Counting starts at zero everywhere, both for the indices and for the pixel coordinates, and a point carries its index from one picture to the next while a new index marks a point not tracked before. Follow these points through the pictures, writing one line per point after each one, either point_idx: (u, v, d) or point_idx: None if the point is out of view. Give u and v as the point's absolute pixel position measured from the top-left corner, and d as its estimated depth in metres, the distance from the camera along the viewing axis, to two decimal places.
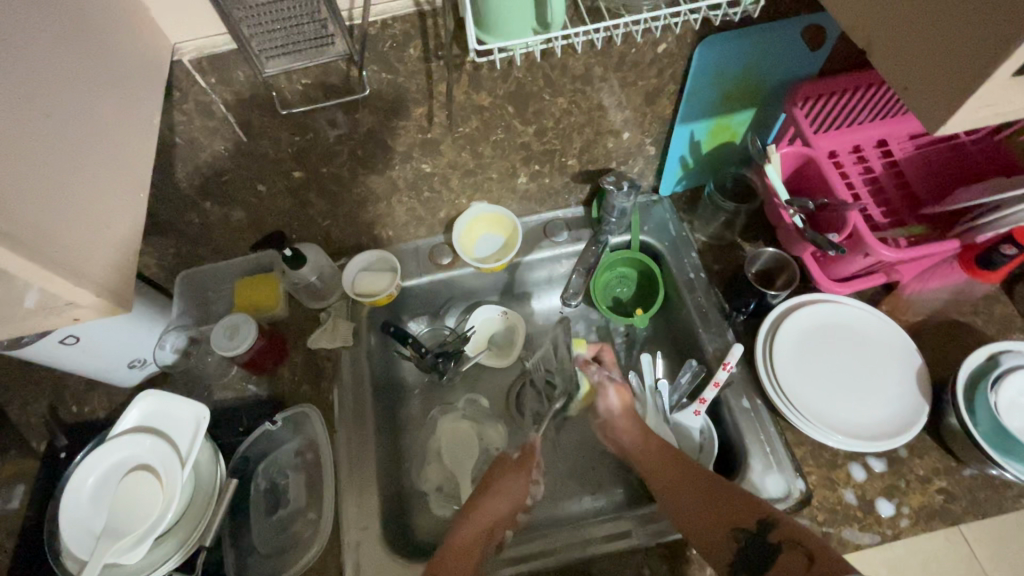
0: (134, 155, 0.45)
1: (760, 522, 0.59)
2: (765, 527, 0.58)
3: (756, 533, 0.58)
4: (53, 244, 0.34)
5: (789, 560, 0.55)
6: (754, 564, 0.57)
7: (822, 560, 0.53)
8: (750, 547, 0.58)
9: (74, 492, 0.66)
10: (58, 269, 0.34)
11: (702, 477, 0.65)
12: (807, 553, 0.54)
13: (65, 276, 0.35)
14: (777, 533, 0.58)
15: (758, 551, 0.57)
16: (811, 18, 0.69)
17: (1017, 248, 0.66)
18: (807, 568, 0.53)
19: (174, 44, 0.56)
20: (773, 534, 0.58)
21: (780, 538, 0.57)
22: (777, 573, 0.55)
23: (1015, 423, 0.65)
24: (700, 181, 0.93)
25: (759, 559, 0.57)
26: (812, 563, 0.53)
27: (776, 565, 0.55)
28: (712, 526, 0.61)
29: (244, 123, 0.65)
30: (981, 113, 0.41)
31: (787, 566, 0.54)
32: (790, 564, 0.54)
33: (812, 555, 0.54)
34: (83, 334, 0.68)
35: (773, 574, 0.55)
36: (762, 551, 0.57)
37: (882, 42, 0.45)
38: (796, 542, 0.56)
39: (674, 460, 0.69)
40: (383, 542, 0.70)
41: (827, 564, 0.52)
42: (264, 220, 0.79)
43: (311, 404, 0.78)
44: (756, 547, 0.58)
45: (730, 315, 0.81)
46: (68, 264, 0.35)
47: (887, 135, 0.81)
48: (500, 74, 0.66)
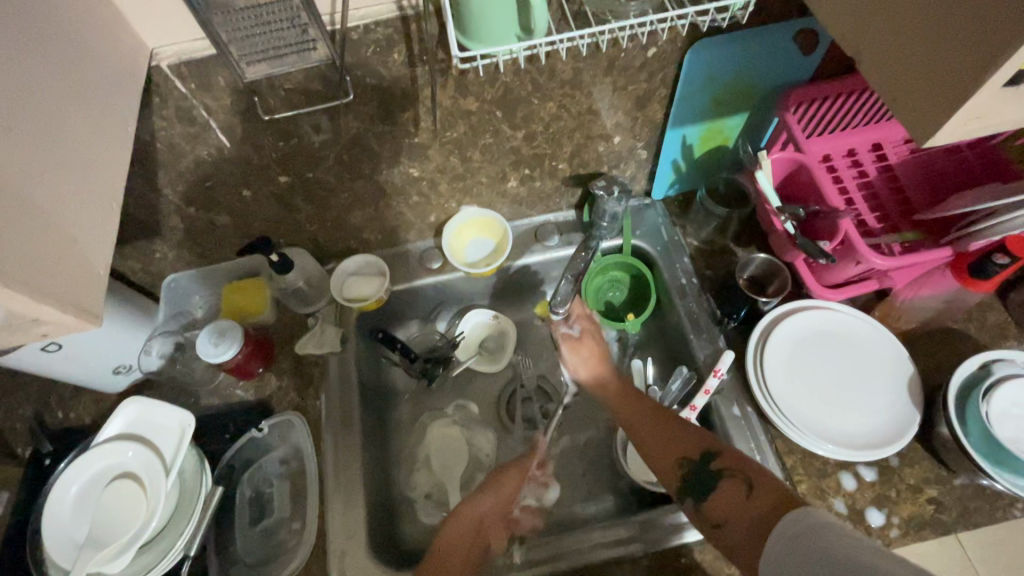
0: (103, 165, 0.44)
1: (705, 453, 0.63)
2: (708, 457, 0.62)
3: (699, 462, 0.62)
4: (10, 262, 0.33)
5: (731, 487, 0.59)
6: (698, 488, 0.61)
7: (760, 486, 0.57)
8: (696, 474, 0.62)
9: (58, 501, 0.65)
10: (19, 286, 0.33)
11: (662, 411, 0.69)
12: (748, 482, 0.58)
13: (28, 293, 0.33)
14: (718, 459, 0.61)
15: (703, 478, 0.61)
16: (804, 22, 0.68)
17: (1010, 258, 0.65)
18: (747, 496, 0.57)
19: (152, 50, 0.55)
20: (717, 463, 0.61)
21: (723, 466, 0.61)
22: (718, 498, 0.59)
23: (1006, 433, 0.65)
24: (693, 184, 0.92)
25: (704, 483, 0.61)
26: (751, 493, 0.57)
27: (719, 494, 0.59)
28: (664, 450, 0.65)
29: (226, 129, 0.64)
30: (970, 125, 0.40)
31: (727, 493, 0.59)
32: (729, 493, 0.59)
33: (751, 481, 0.58)
34: (66, 342, 0.67)
35: (715, 498, 0.59)
36: (705, 477, 0.61)
37: (870, 52, 0.44)
38: (737, 472, 0.60)
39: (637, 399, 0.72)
40: (369, 551, 0.69)
41: (768, 488, 0.57)
42: (251, 225, 0.79)
43: (297, 413, 0.77)
44: (703, 472, 0.62)
45: (721, 321, 0.81)
46: (28, 280, 0.34)
47: (882, 138, 0.81)
48: (487, 79, 0.65)
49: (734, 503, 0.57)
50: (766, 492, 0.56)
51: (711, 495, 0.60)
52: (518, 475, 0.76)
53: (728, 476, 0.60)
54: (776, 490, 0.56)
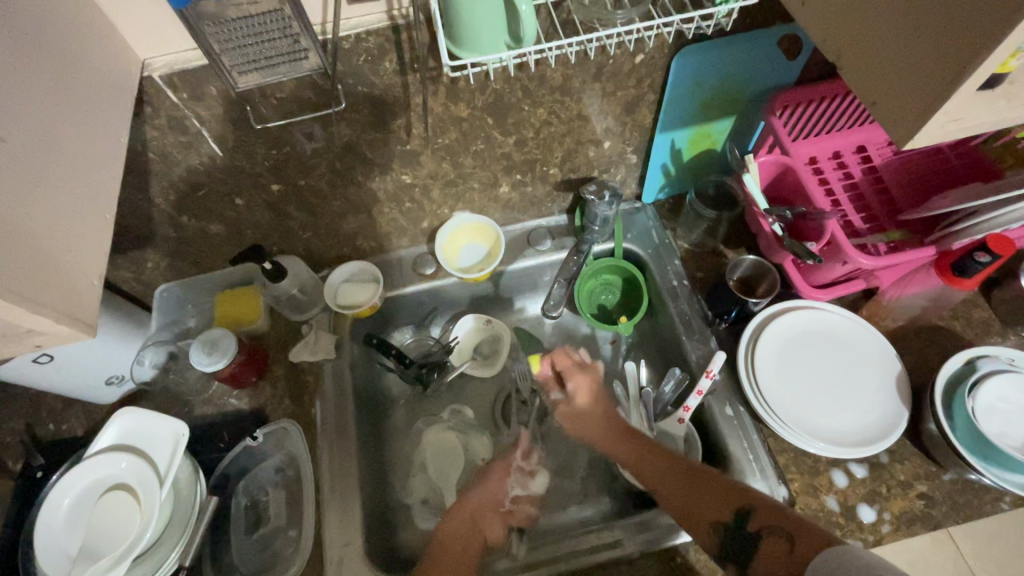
0: (95, 176, 0.44)
1: (738, 513, 0.62)
2: (743, 518, 0.61)
3: (735, 524, 0.61)
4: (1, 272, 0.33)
5: (773, 546, 0.59)
6: (739, 552, 0.61)
7: (803, 542, 0.57)
8: (736, 540, 0.61)
9: (49, 514, 0.65)
10: (10, 297, 0.33)
11: (691, 471, 0.67)
12: (787, 536, 0.58)
13: (20, 304, 0.33)
14: (753, 520, 0.61)
15: (744, 542, 0.61)
16: (787, 28, 0.69)
17: (991, 255, 0.66)
18: (790, 553, 0.57)
19: (144, 60, 0.56)
20: (753, 523, 0.61)
21: (760, 527, 0.60)
22: (764, 561, 0.59)
23: (993, 427, 0.66)
24: (683, 188, 0.93)
25: (745, 545, 0.61)
26: (793, 548, 0.57)
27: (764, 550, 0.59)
28: (697, 516, 0.64)
29: (219, 138, 0.64)
30: (948, 127, 0.41)
31: (773, 556, 0.58)
32: (773, 551, 0.58)
33: (790, 538, 0.58)
34: (57, 353, 0.67)
35: (760, 560, 0.59)
36: (744, 538, 0.61)
37: (851, 56, 0.45)
38: (777, 526, 0.59)
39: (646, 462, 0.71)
40: (366, 557, 0.69)
41: (811, 544, 0.56)
42: (244, 233, 0.79)
43: (291, 420, 0.77)
44: (739, 535, 0.61)
45: (713, 322, 0.82)
46: (19, 291, 0.34)
47: (866, 140, 0.82)
48: (478, 86, 0.65)
49: (780, 563, 0.57)
50: (808, 546, 0.56)
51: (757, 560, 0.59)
52: (504, 468, 0.80)
53: (767, 535, 0.59)
54: (817, 539, 0.56)
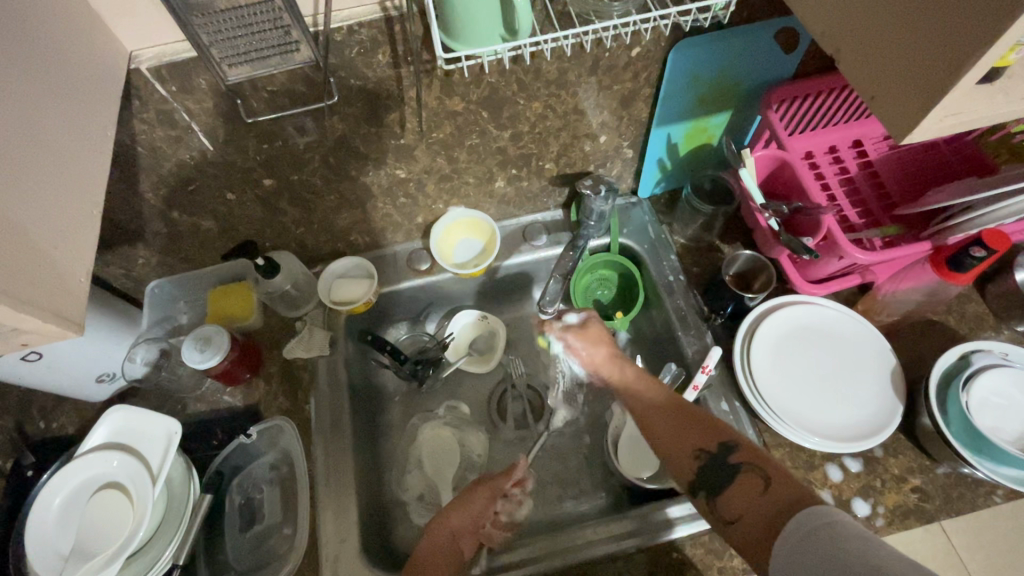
0: (82, 171, 0.43)
1: (723, 446, 0.61)
2: (727, 450, 0.61)
3: (715, 454, 0.61)
4: None
5: (747, 482, 0.58)
6: (714, 481, 0.60)
7: (778, 484, 0.55)
8: (713, 469, 0.61)
9: (40, 515, 0.64)
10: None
11: (686, 408, 0.67)
12: (764, 477, 0.57)
13: (5, 302, 0.32)
14: (736, 455, 0.60)
15: (721, 472, 0.60)
16: (785, 21, 0.69)
17: (986, 250, 0.64)
18: (763, 493, 0.55)
19: (131, 53, 0.54)
20: (734, 457, 0.60)
21: (740, 461, 0.60)
22: (734, 492, 0.58)
23: (986, 421, 0.66)
24: (679, 182, 0.93)
25: (720, 477, 0.60)
26: (767, 488, 0.56)
27: (736, 486, 0.58)
28: (679, 444, 0.64)
29: (209, 132, 0.63)
30: (946, 121, 0.40)
31: (743, 490, 0.57)
32: (744, 486, 0.57)
33: (767, 478, 0.57)
34: (46, 350, 0.66)
35: (730, 495, 0.58)
36: (722, 469, 0.60)
37: (850, 47, 0.45)
38: (756, 466, 0.59)
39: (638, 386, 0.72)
40: (361, 554, 0.69)
41: (786, 489, 0.55)
42: (236, 229, 0.78)
43: (285, 417, 0.76)
44: (717, 466, 0.61)
45: (709, 317, 0.81)
46: (4, 288, 0.33)
47: (862, 135, 0.82)
48: (473, 80, 0.65)
49: (750, 501, 0.56)
50: (782, 490, 0.54)
51: (728, 490, 0.59)
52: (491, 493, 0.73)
53: (745, 470, 0.59)
54: (793, 486, 0.54)
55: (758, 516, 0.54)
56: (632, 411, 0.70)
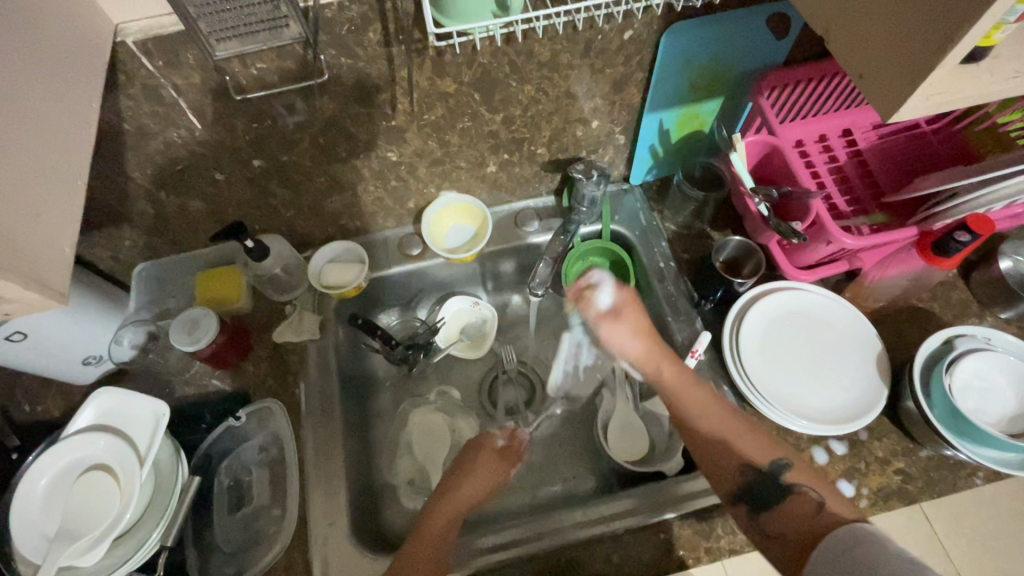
0: (64, 139, 0.42)
1: (775, 464, 0.64)
2: (777, 471, 0.63)
3: (766, 471, 0.63)
4: None
5: (799, 501, 0.60)
6: (763, 494, 0.62)
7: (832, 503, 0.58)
8: (761, 483, 0.62)
9: (26, 496, 0.63)
10: None
11: (738, 421, 0.68)
12: (816, 498, 0.59)
13: None
14: (787, 475, 0.62)
15: (769, 487, 0.62)
16: (775, 6, 0.69)
17: (971, 235, 0.66)
18: (815, 513, 0.58)
19: (116, 25, 0.54)
20: (785, 477, 0.62)
21: (793, 480, 0.62)
22: (782, 511, 0.60)
23: (968, 404, 0.67)
24: (670, 170, 0.93)
25: (770, 492, 0.62)
26: (821, 508, 0.58)
27: (787, 505, 0.60)
28: (724, 457, 0.65)
29: (197, 109, 0.62)
30: (933, 99, 0.41)
31: (792, 508, 0.59)
32: (797, 504, 0.59)
33: (820, 503, 0.59)
34: (30, 330, 0.65)
35: (777, 512, 0.60)
36: (772, 485, 0.62)
37: (839, 28, 0.45)
38: (807, 490, 0.61)
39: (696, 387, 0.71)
40: (351, 536, 0.69)
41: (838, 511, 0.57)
42: (224, 211, 0.77)
43: (274, 399, 0.76)
44: (766, 484, 0.62)
45: (699, 303, 0.82)
46: None
47: (852, 124, 0.83)
48: (464, 60, 0.64)
49: (801, 518, 0.58)
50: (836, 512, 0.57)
51: (776, 506, 0.60)
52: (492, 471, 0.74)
53: (797, 492, 0.60)
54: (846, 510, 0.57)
55: (806, 534, 0.56)
56: (680, 415, 0.70)
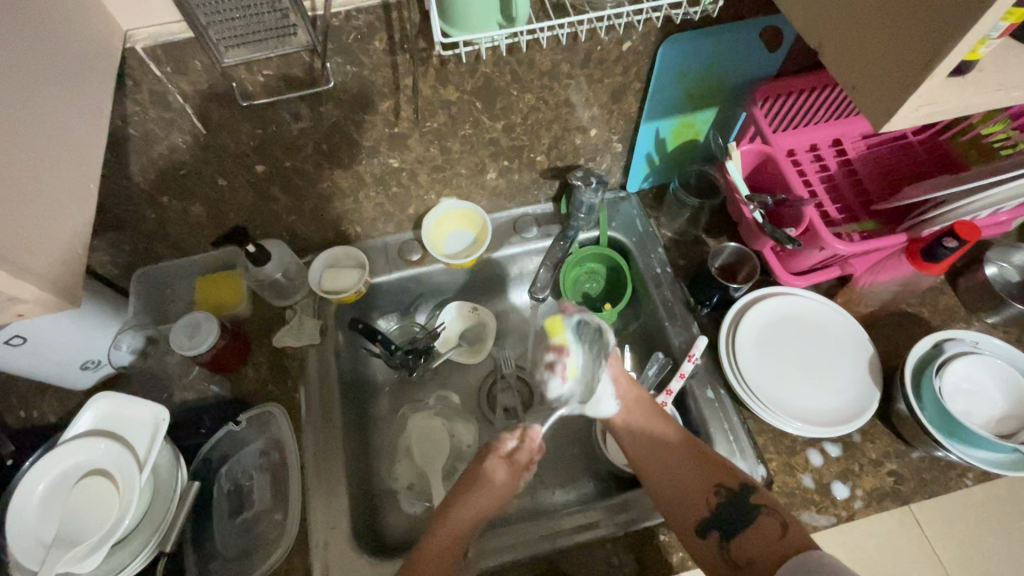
0: (78, 144, 0.43)
1: (742, 485, 0.65)
2: (746, 490, 0.64)
3: (734, 495, 0.64)
4: None
5: (766, 525, 0.61)
6: (731, 522, 0.63)
7: (796, 530, 0.59)
8: (731, 506, 0.64)
9: (22, 503, 0.62)
10: None
11: (705, 453, 0.68)
12: (783, 522, 0.60)
13: None
14: (756, 497, 0.63)
15: (739, 511, 0.63)
16: (769, 20, 0.71)
17: (958, 241, 0.69)
18: (779, 537, 0.59)
19: (126, 32, 0.54)
20: (754, 498, 0.63)
21: (759, 502, 0.63)
22: (748, 537, 0.61)
23: (958, 406, 0.69)
24: (666, 178, 0.95)
25: (738, 517, 0.63)
26: (785, 534, 0.59)
27: (754, 529, 0.61)
28: (698, 479, 0.67)
29: (203, 115, 0.63)
30: (922, 110, 0.43)
31: (760, 533, 0.61)
32: (764, 529, 0.61)
33: (786, 524, 0.60)
34: (31, 334, 0.64)
35: (744, 537, 0.61)
36: (741, 511, 0.63)
37: (832, 43, 0.47)
38: (774, 510, 0.62)
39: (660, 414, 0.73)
40: (352, 540, 0.69)
41: (799, 538, 0.58)
42: (225, 216, 0.77)
43: (277, 404, 0.77)
44: (739, 505, 0.64)
45: (695, 309, 0.83)
46: None
47: (841, 134, 0.85)
48: (467, 69, 0.66)
49: (764, 542, 0.60)
50: (799, 536, 0.58)
51: (743, 532, 0.62)
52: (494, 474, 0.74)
53: (765, 513, 0.62)
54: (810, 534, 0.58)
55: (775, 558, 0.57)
56: (644, 446, 0.72)
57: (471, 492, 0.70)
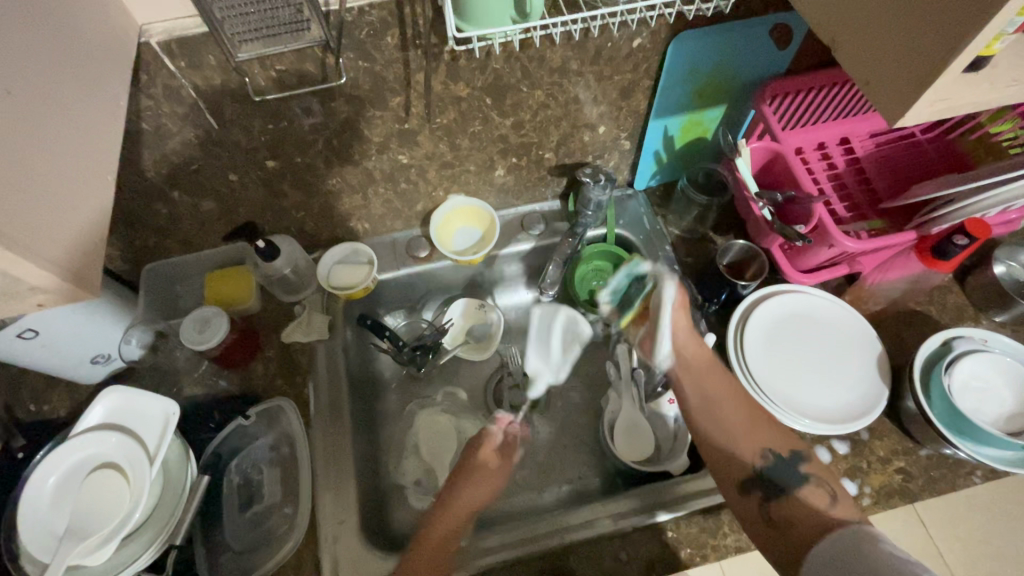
0: (95, 136, 0.43)
1: (794, 453, 0.65)
2: (797, 458, 0.65)
3: (785, 459, 0.65)
4: None
5: (814, 495, 0.61)
6: (775, 483, 0.63)
7: (845, 504, 0.59)
8: (779, 469, 0.64)
9: (33, 495, 0.63)
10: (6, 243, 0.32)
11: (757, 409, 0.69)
12: (832, 494, 0.61)
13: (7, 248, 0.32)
14: (806, 466, 0.64)
15: (788, 474, 0.63)
16: (779, 17, 0.71)
17: (968, 238, 0.69)
18: (828, 507, 0.59)
19: (141, 26, 0.54)
20: (804, 466, 0.64)
21: (809, 472, 0.63)
22: (794, 501, 0.61)
23: (967, 403, 0.69)
24: (674, 175, 0.95)
25: (783, 480, 0.63)
26: (835, 505, 0.59)
27: (798, 497, 0.61)
28: (747, 437, 0.67)
29: (215, 110, 0.63)
30: (936, 105, 0.43)
31: (808, 499, 0.61)
32: (810, 498, 0.61)
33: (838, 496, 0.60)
34: (43, 327, 0.65)
35: (790, 497, 0.61)
36: (788, 474, 0.63)
37: (845, 38, 0.47)
38: (822, 481, 0.62)
39: (715, 370, 0.73)
40: (361, 534, 0.69)
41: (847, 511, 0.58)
42: (235, 211, 0.78)
43: (285, 397, 0.77)
44: (787, 469, 0.64)
45: (702, 306, 0.84)
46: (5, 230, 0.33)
47: (849, 133, 0.85)
48: (478, 65, 0.66)
49: (808, 512, 0.60)
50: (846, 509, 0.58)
51: (789, 496, 0.61)
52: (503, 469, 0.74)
53: (813, 482, 0.62)
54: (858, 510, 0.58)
55: (825, 522, 0.57)
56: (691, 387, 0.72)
57: (473, 484, 0.70)
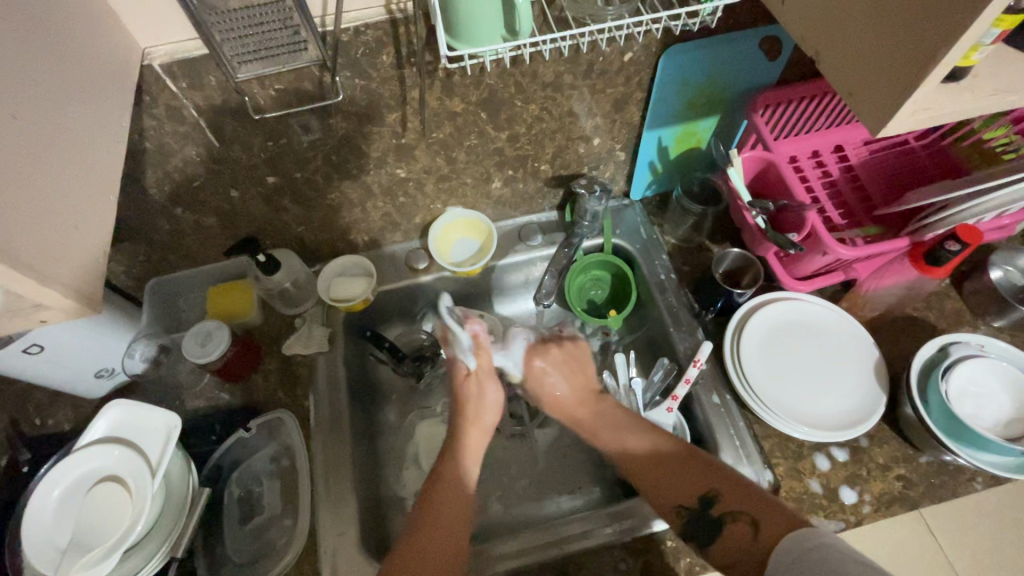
0: (99, 158, 0.45)
1: (703, 497, 0.60)
2: (708, 502, 0.60)
3: (699, 507, 0.60)
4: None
5: (736, 530, 0.57)
6: (703, 535, 0.59)
7: (765, 526, 0.55)
8: (699, 522, 0.60)
9: (38, 507, 0.64)
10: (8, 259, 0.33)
11: (656, 455, 0.65)
12: (751, 520, 0.56)
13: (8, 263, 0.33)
14: (719, 506, 0.59)
15: (706, 524, 0.60)
16: (768, 30, 0.73)
17: (960, 244, 0.68)
18: (751, 538, 0.55)
19: (144, 49, 0.57)
20: (716, 508, 0.59)
21: (722, 511, 0.59)
22: (725, 544, 0.57)
23: (964, 409, 0.69)
24: (669, 186, 0.96)
25: (709, 528, 0.59)
26: (755, 532, 0.55)
27: (727, 540, 0.57)
28: (661, 495, 0.63)
29: (215, 128, 0.65)
30: (916, 116, 0.44)
31: (733, 542, 0.57)
32: (735, 535, 0.57)
33: (754, 520, 0.56)
34: (48, 342, 0.66)
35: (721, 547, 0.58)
36: (708, 523, 0.59)
37: (828, 52, 0.48)
38: (739, 513, 0.58)
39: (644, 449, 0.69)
40: (361, 545, 0.69)
41: (769, 533, 0.54)
42: (237, 226, 0.79)
43: (285, 410, 0.78)
44: (705, 518, 0.60)
45: (699, 314, 0.85)
46: (8, 248, 0.33)
47: (843, 141, 0.86)
48: (472, 81, 0.67)
49: (739, 549, 0.56)
50: (768, 532, 0.54)
51: (721, 543, 0.58)
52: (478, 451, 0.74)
53: (730, 521, 0.58)
54: (780, 525, 0.54)
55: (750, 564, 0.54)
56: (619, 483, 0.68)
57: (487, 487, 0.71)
